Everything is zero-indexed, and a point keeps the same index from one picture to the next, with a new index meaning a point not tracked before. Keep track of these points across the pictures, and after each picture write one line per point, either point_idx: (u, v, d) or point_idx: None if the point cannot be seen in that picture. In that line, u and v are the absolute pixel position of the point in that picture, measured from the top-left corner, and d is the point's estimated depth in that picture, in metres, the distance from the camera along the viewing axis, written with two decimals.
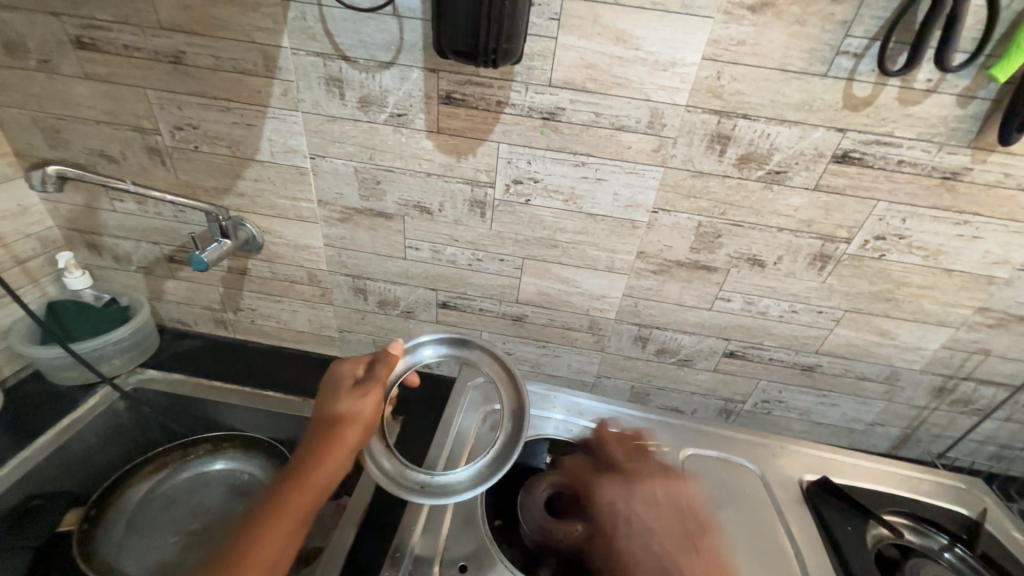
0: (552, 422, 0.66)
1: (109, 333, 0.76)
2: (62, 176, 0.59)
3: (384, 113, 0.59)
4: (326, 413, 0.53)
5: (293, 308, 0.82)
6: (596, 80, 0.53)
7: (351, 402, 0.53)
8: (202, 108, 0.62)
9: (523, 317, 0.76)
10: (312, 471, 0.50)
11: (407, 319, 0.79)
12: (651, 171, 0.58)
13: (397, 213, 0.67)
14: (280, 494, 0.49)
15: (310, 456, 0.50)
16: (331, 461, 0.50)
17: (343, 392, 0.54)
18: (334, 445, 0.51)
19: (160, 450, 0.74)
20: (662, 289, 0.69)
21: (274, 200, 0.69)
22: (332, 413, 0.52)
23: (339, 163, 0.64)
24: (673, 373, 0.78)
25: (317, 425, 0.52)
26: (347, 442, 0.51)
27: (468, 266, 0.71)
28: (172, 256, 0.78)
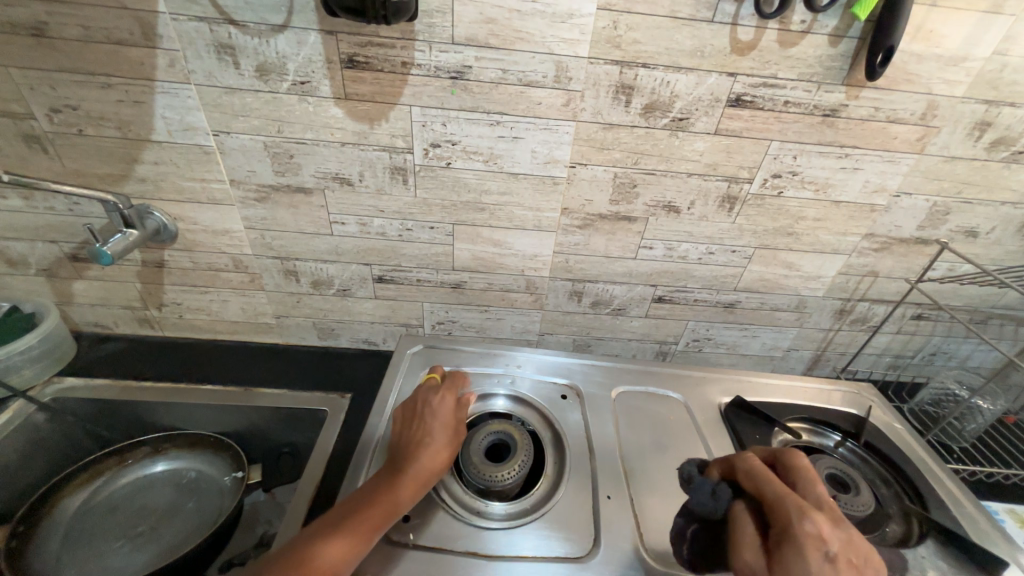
0: (492, 377, 0.69)
1: (13, 342, 0.71)
2: None
3: (286, 81, 0.56)
4: (418, 429, 0.53)
5: (222, 298, 0.79)
6: (498, 35, 0.53)
7: (448, 424, 0.54)
8: (79, 85, 0.57)
9: (461, 284, 0.77)
10: (400, 480, 0.49)
11: (345, 297, 0.78)
12: (563, 126, 0.60)
13: (317, 187, 0.65)
14: (362, 497, 0.47)
15: (400, 465, 0.50)
16: (419, 475, 0.49)
17: (442, 413, 0.55)
18: (422, 459, 0.50)
19: (93, 458, 0.71)
20: (589, 244, 0.71)
21: (180, 183, 0.65)
22: (426, 432, 0.53)
23: (245, 139, 0.61)
24: (609, 323, 0.82)
25: (409, 440, 0.52)
26: (436, 460, 0.51)
27: (398, 237, 0.71)
28: (75, 255, 0.73)
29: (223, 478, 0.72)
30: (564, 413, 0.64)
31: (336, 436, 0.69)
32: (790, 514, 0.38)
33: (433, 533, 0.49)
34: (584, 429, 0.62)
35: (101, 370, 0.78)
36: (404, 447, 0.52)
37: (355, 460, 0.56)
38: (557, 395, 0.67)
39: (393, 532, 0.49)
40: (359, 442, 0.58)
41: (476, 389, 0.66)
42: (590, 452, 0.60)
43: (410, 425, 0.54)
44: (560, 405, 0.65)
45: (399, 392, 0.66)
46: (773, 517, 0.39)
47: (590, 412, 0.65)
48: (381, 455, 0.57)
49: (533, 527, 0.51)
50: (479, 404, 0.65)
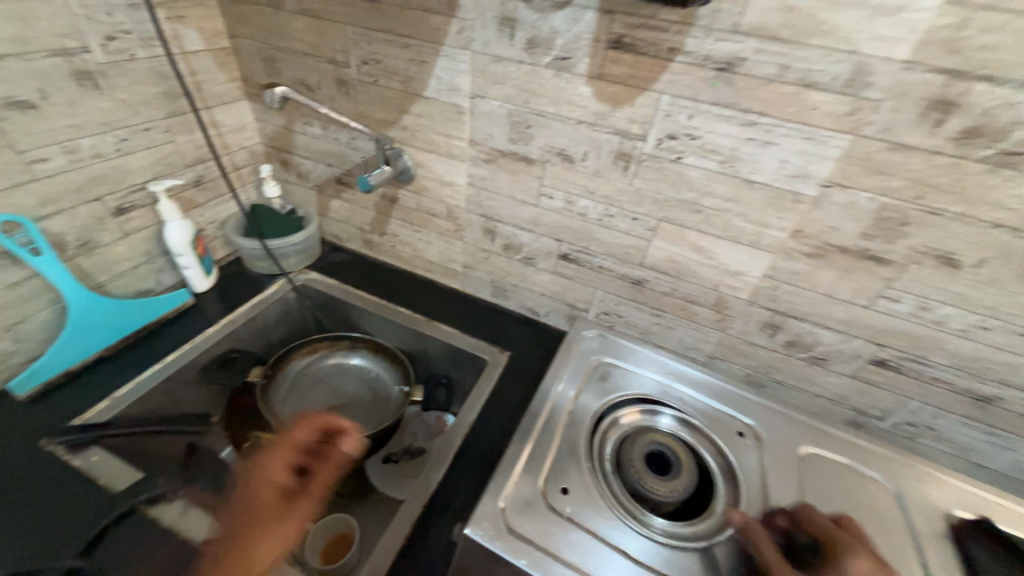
0: (662, 384, 0.69)
1: (290, 237, 0.91)
2: (286, 97, 0.70)
3: (549, 55, 0.59)
4: None
5: (428, 239, 0.90)
6: (793, 27, 0.47)
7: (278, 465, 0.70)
8: (387, 43, 0.69)
9: (643, 282, 0.74)
10: None
11: (527, 265, 0.83)
12: (835, 138, 0.51)
13: (540, 158, 0.69)
14: None
15: None
16: None
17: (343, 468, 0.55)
18: None
19: (315, 338, 0.90)
20: (812, 276, 0.62)
21: (431, 135, 0.75)
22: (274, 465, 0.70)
23: (495, 105, 0.67)
24: (799, 370, 0.71)
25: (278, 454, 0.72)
26: None
27: (597, 222, 0.71)
28: (340, 178, 0.91)
29: (393, 389, 0.86)
30: (739, 451, 0.62)
31: (486, 398, 0.73)
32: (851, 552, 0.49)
33: (586, 514, 0.53)
34: (762, 476, 0.59)
35: (332, 272, 0.97)
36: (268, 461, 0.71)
37: (528, 417, 0.62)
38: (734, 430, 0.64)
39: (552, 499, 0.54)
40: (532, 406, 0.64)
41: (646, 396, 0.67)
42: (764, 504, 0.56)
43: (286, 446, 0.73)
44: (736, 441, 0.62)
45: (574, 371, 0.70)
46: (831, 546, 0.50)
47: (771, 459, 0.61)
48: (548, 425, 0.62)
49: (688, 555, 0.51)
50: (645, 413, 0.66)
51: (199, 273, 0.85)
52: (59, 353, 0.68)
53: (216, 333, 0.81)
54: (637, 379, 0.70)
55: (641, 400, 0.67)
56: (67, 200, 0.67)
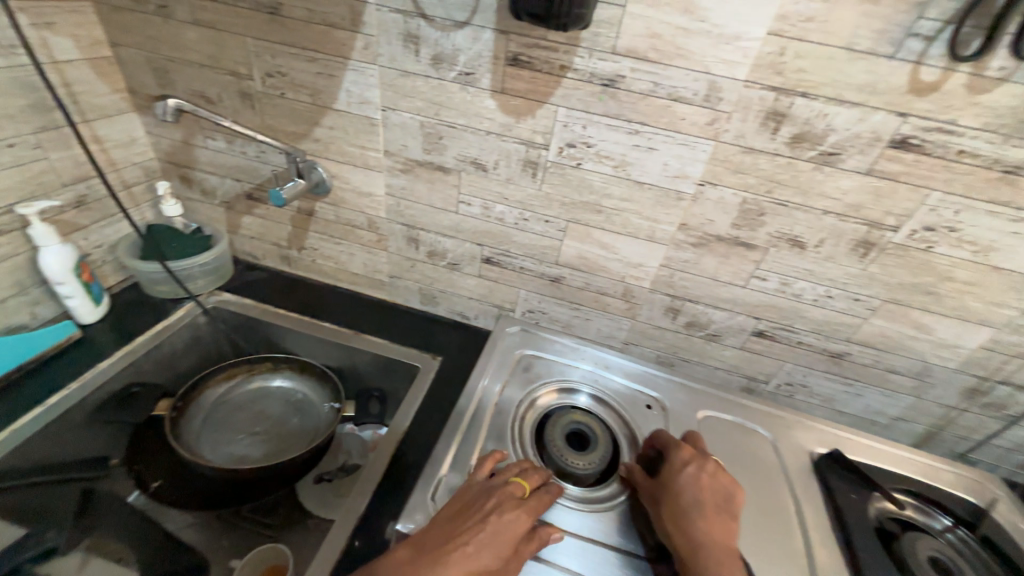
0: (578, 371, 0.76)
1: (195, 257, 0.85)
2: (180, 109, 0.66)
3: (454, 70, 0.63)
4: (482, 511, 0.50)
5: (351, 251, 0.89)
6: (659, 50, 0.55)
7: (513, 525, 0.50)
8: (291, 57, 0.68)
9: (560, 279, 0.79)
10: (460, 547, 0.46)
11: (453, 271, 0.85)
12: (701, 144, 0.60)
13: (455, 167, 0.72)
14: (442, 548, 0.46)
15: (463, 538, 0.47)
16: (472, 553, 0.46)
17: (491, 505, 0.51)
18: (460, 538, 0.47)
19: (231, 362, 0.85)
20: (699, 263, 0.71)
21: (345, 147, 0.75)
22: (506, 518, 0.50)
23: (407, 117, 0.69)
24: (699, 346, 0.81)
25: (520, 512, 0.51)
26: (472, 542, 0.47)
27: (514, 225, 0.75)
28: (250, 193, 0.87)
29: (322, 407, 0.84)
30: (646, 420, 0.70)
31: (418, 404, 0.74)
32: (676, 447, 0.59)
33: None
34: None
35: (247, 292, 0.92)
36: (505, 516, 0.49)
37: (452, 422, 0.65)
38: (643, 404, 0.72)
39: None
40: (454, 412, 0.66)
41: (564, 382, 0.74)
42: None
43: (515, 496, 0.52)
44: (643, 412, 0.71)
45: (494, 372, 0.74)
46: (665, 449, 0.60)
47: (673, 425, 0.69)
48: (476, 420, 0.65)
49: (603, 515, 0.57)
50: (564, 396, 0.73)
51: (87, 303, 0.77)
52: None
53: (110, 365, 0.73)
54: (556, 368, 0.76)
55: (560, 386, 0.74)
56: None
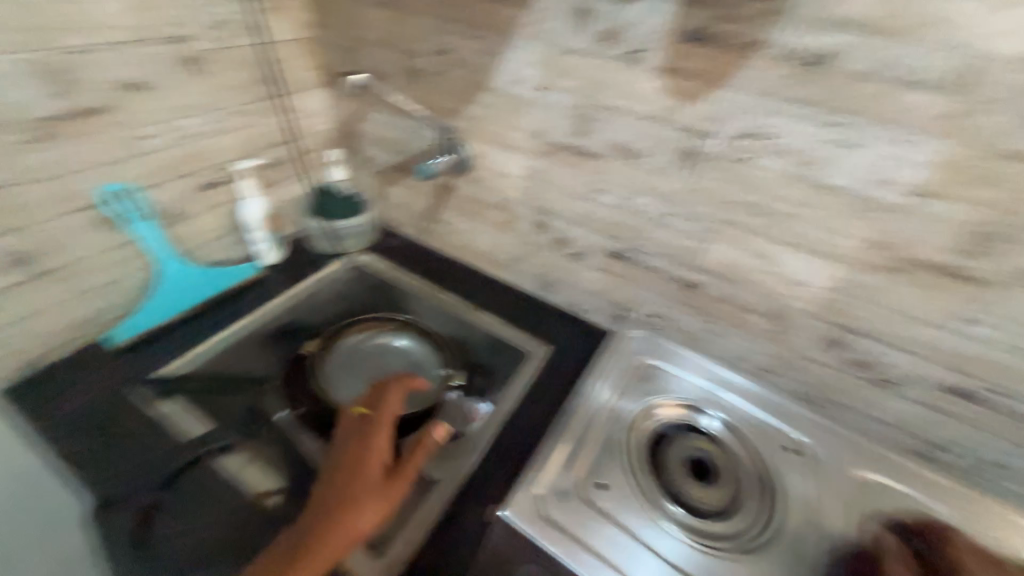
0: (707, 394, 0.73)
1: (351, 219, 0.96)
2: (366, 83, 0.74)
3: (620, 48, 0.59)
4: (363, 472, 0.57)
5: (479, 229, 0.92)
6: (895, 20, 0.44)
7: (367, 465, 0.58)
8: (459, 35, 0.70)
9: (697, 286, 0.71)
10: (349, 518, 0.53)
11: (576, 261, 0.82)
12: (931, 142, 0.47)
13: (600, 153, 0.68)
14: (332, 521, 0.53)
15: (359, 513, 0.53)
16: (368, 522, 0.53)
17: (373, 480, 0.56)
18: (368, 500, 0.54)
19: (366, 317, 0.94)
20: (890, 292, 0.57)
21: (492, 126, 0.76)
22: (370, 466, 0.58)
23: (560, 97, 0.67)
24: (864, 393, 0.66)
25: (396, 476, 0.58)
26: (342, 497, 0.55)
27: (654, 220, 0.69)
28: (400, 165, 0.94)
29: (436, 371, 0.87)
30: (781, 464, 0.66)
31: (524, 388, 0.74)
32: None
33: (621, 510, 0.59)
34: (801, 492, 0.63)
35: (385, 256, 1.01)
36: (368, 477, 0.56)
37: (559, 419, 0.68)
38: (779, 444, 0.68)
39: (587, 493, 0.61)
40: (562, 410, 0.69)
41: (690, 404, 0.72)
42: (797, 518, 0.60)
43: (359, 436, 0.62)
44: (778, 454, 0.67)
45: (610, 376, 0.75)
46: None
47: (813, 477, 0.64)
48: (588, 428, 0.68)
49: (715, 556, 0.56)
50: (689, 417, 0.71)
51: (269, 248, 0.92)
52: (161, 309, 0.78)
53: (282, 302, 0.89)
54: (681, 386, 0.74)
55: (685, 405, 0.72)
56: (165, 173, 0.75)
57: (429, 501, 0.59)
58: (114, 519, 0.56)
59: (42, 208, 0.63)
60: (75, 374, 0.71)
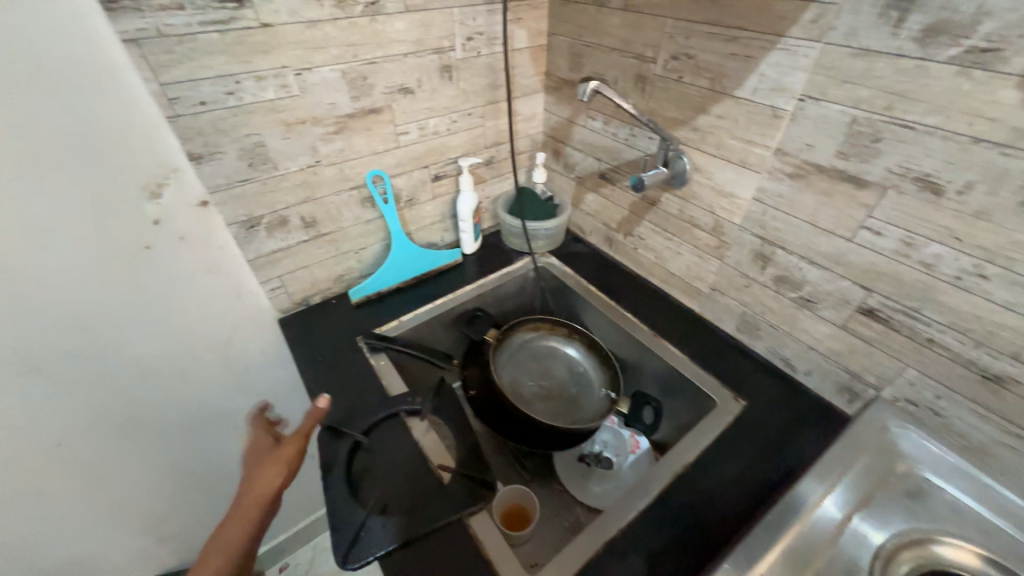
0: (1013, 548, 0.53)
1: (545, 222, 0.98)
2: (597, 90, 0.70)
3: (957, 46, 0.43)
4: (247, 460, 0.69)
5: (678, 250, 0.83)
6: None
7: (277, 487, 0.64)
8: (708, 37, 0.63)
9: (1007, 380, 0.50)
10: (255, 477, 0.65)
11: (801, 308, 0.67)
12: None
13: (879, 182, 0.53)
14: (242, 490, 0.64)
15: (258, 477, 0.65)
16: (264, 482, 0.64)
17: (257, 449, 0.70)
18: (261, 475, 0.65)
19: (540, 317, 0.95)
20: None
21: (725, 139, 0.67)
22: (269, 490, 0.64)
23: (833, 109, 0.54)
24: None
25: (246, 500, 0.63)
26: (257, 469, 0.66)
27: (950, 279, 0.51)
28: (604, 173, 0.92)
29: (599, 391, 0.87)
30: None
31: (708, 443, 0.65)
32: None
33: None
34: None
35: (569, 261, 1.01)
36: (255, 463, 0.68)
37: (780, 508, 0.56)
38: None
39: None
40: (785, 499, 0.57)
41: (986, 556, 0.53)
42: None
43: (267, 449, 0.70)
44: None
45: (858, 476, 0.59)
46: None
47: None
48: (819, 535, 0.55)
49: None
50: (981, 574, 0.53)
51: (471, 238, 1.01)
52: (384, 275, 0.92)
53: (474, 290, 0.96)
54: (967, 524, 0.55)
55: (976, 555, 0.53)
56: (410, 164, 0.88)
57: (589, 532, 0.57)
58: (333, 444, 0.68)
59: (330, 186, 0.80)
60: (323, 317, 0.90)
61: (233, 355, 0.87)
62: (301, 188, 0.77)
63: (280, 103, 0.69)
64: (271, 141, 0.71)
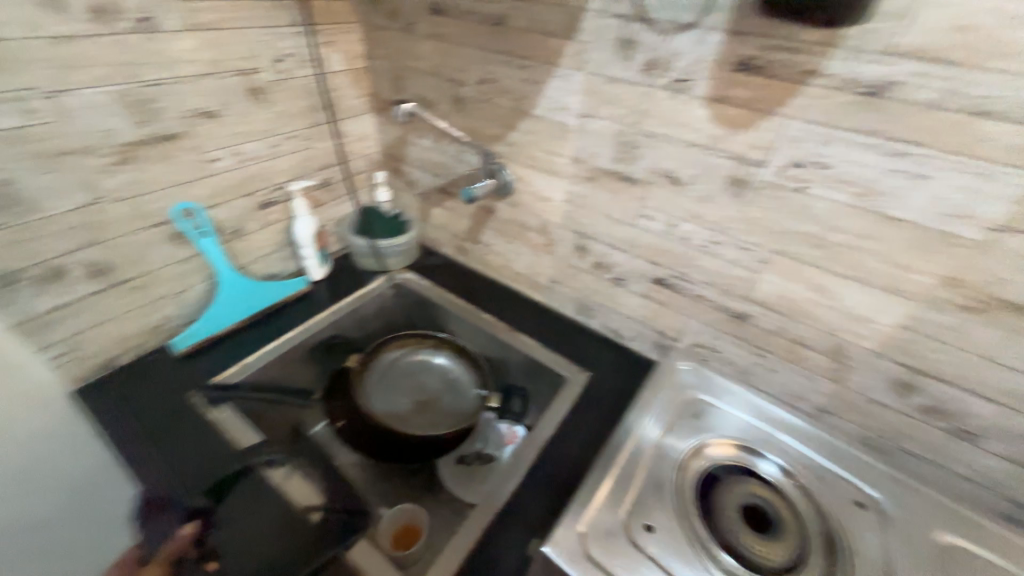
0: (761, 437, 0.68)
1: (394, 238, 0.99)
2: (411, 111, 0.79)
3: (666, 77, 0.59)
4: None
5: (519, 251, 0.92)
6: (968, 48, 0.42)
7: None
8: (504, 65, 0.73)
9: (745, 316, 0.68)
10: None
11: (617, 286, 0.81)
12: (1011, 175, 0.44)
13: (644, 180, 0.68)
14: None
15: None
16: None
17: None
18: None
19: (405, 333, 0.96)
20: (966, 334, 0.52)
21: (535, 152, 0.77)
22: None
23: (603, 124, 0.67)
24: (936, 442, 0.60)
25: None
26: None
27: (699, 248, 0.67)
28: (444, 188, 0.97)
29: (473, 392, 0.89)
30: (848, 518, 0.59)
31: (563, 415, 0.73)
32: None
33: (671, 554, 0.55)
34: (877, 553, 0.56)
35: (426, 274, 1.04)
36: None
37: (609, 448, 0.66)
38: (845, 497, 0.62)
39: (636, 534, 0.57)
40: (613, 440, 0.67)
41: (741, 445, 0.68)
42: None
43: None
44: (847, 509, 0.60)
45: (660, 408, 0.72)
46: None
47: (889, 538, 0.57)
48: (634, 460, 0.65)
49: None
50: (740, 458, 0.67)
51: (316, 263, 0.96)
52: (213, 317, 0.82)
53: (327, 318, 0.91)
54: (731, 424, 0.70)
55: (738, 444, 0.68)
56: (229, 193, 0.80)
57: (464, 529, 0.59)
58: (167, 523, 0.59)
59: (124, 224, 0.69)
60: (138, 376, 0.76)
61: (17, 444, 0.65)
62: (81, 230, 0.65)
63: (33, 132, 0.57)
64: (24, 177, 0.58)
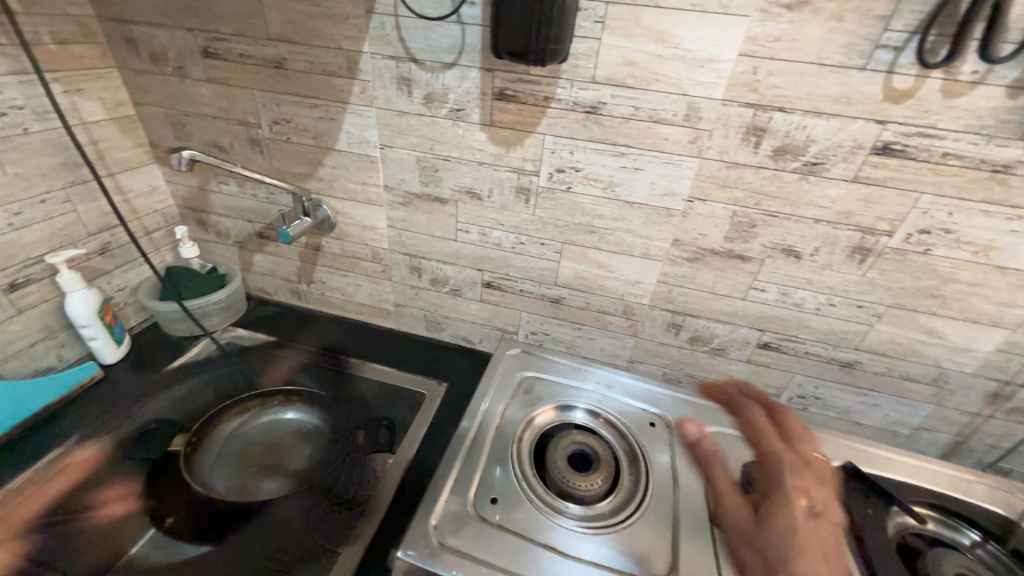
0: (581, 391, 0.75)
1: (210, 295, 0.89)
2: (193, 159, 0.72)
3: (445, 108, 0.67)
4: None
5: (357, 282, 0.92)
6: (636, 76, 0.58)
7: None
8: (295, 105, 0.73)
9: (559, 299, 0.80)
10: None
11: (455, 296, 0.87)
12: (685, 161, 0.62)
13: (452, 198, 0.75)
14: None
15: None
16: None
17: None
18: None
19: (244, 396, 0.83)
20: (696, 277, 0.71)
21: (347, 184, 0.79)
22: None
23: (403, 153, 0.73)
24: (705, 361, 0.79)
25: None
26: None
27: (511, 249, 0.77)
28: (261, 233, 0.91)
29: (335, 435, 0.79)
30: (649, 438, 0.69)
31: (424, 431, 0.76)
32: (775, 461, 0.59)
33: (512, 519, 0.57)
34: (671, 458, 0.66)
35: (260, 327, 0.96)
36: None
37: (456, 440, 0.66)
38: (645, 421, 0.71)
39: (481, 510, 0.58)
40: (460, 429, 0.67)
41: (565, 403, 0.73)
42: (674, 481, 0.63)
43: None
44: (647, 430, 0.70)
45: (496, 388, 0.75)
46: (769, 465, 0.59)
47: (677, 443, 0.68)
48: (479, 442, 0.66)
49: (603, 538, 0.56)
50: (566, 415, 0.73)
51: (109, 343, 0.81)
52: None
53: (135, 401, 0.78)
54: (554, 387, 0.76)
55: (562, 403, 0.73)
56: None
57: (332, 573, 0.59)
58: None
59: None
60: None
61: None
62: None
63: None
64: None
